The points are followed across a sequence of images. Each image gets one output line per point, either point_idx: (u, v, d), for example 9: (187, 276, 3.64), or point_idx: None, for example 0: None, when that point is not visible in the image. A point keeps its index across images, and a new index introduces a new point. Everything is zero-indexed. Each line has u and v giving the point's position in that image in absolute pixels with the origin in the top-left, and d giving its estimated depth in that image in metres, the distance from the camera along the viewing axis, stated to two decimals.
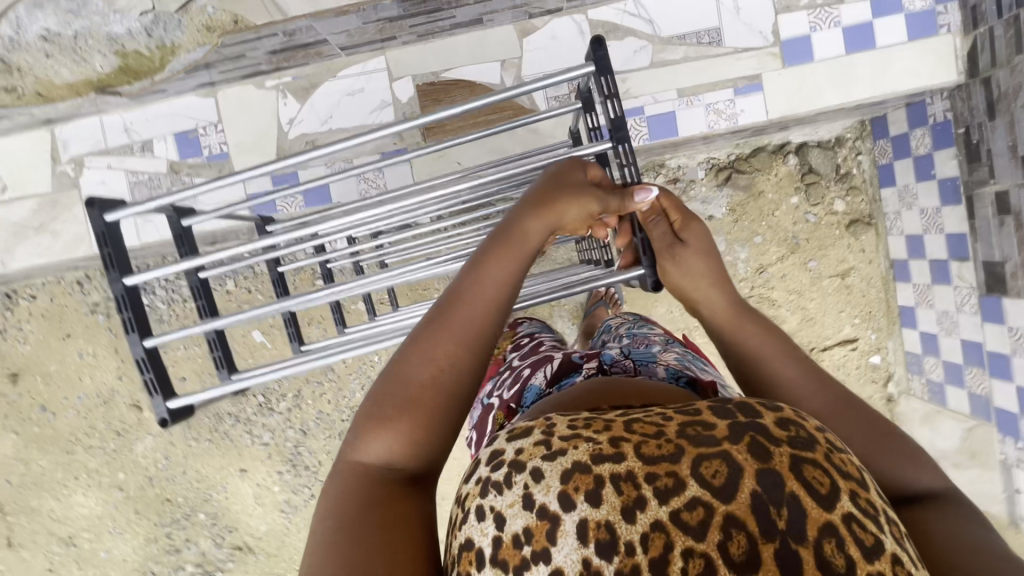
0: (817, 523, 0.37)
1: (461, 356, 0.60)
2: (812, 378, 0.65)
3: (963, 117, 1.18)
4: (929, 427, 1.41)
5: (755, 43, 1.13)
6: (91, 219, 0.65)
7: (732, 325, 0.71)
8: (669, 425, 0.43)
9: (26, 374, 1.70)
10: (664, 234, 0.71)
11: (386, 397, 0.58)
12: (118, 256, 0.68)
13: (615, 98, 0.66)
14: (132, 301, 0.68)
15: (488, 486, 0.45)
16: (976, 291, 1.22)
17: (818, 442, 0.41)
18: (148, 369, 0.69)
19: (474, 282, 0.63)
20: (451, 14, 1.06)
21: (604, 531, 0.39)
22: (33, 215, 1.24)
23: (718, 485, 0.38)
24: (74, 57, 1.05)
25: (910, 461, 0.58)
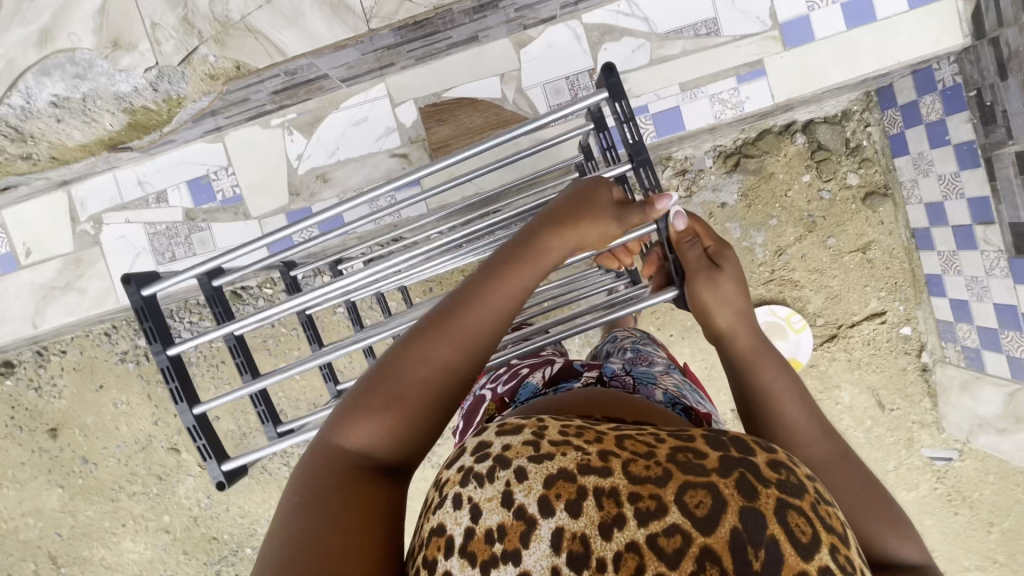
0: (793, 570, 0.37)
1: (458, 362, 0.60)
2: (820, 426, 0.61)
3: (973, 80, 1.16)
4: (969, 395, 1.38)
5: (754, 28, 1.12)
6: (129, 296, 0.66)
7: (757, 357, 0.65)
8: (660, 448, 0.43)
9: (65, 428, 1.73)
10: (699, 258, 0.69)
11: (379, 387, 0.58)
12: (159, 328, 0.69)
13: (632, 121, 0.66)
14: (177, 370, 0.69)
15: (470, 475, 0.46)
16: (1003, 254, 1.20)
17: (807, 490, 0.41)
18: (199, 435, 0.69)
19: (478, 285, 0.62)
20: (447, 35, 1.06)
21: (578, 542, 0.40)
22: (59, 275, 1.26)
23: (701, 516, 0.38)
24: (84, 119, 1.07)
25: (896, 532, 0.56)
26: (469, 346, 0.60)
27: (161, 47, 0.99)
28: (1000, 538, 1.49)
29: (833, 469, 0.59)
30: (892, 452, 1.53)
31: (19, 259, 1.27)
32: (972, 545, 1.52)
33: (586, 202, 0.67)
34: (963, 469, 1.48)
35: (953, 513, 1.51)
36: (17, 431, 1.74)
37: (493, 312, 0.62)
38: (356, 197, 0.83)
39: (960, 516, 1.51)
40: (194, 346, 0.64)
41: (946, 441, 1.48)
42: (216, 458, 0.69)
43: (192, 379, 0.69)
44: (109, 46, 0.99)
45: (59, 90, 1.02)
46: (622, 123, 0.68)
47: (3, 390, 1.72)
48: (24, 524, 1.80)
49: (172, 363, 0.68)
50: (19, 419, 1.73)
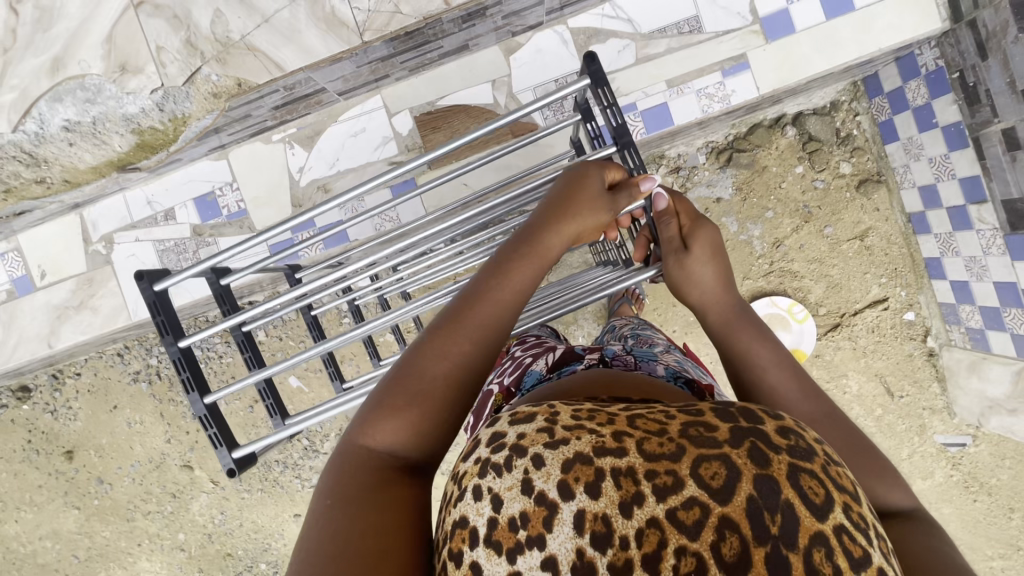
0: (809, 531, 0.38)
1: (474, 358, 0.62)
2: (799, 387, 0.64)
3: (955, 62, 1.18)
4: (978, 376, 1.37)
5: (734, 24, 1.15)
6: (142, 291, 0.68)
7: (731, 329, 0.70)
8: (671, 424, 0.45)
9: (80, 450, 1.76)
10: (673, 236, 0.70)
11: (398, 386, 0.59)
12: (170, 322, 0.71)
13: (615, 107, 0.69)
14: (189, 362, 0.71)
15: (487, 466, 0.47)
16: (1000, 232, 1.20)
17: (817, 452, 0.43)
18: (210, 424, 0.71)
19: (488, 283, 0.65)
20: (438, 45, 1.10)
21: (601, 523, 0.41)
22: (72, 295, 1.30)
23: (717, 487, 0.39)
24: (95, 141, 1.11)
25: (880, 481, 0.57)
26: (482, 342, 0.62)
27: (165, 69, 1.04)
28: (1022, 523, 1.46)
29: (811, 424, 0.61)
30: (906, 440, 1.51)
31: (35, 281, 1.31)
32: (994, 532, 1.49)
33: (585, 190, 0.68)
34: (979, 454, 1.47)
35: (972, 500, 1.49)
36: (34, 455, 1.77)
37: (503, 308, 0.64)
38: (350, 193, 0.85)
39: (979, 503, 1.49)
40: (205, 335, 0.66)
41: (959, 427, 1.47)
42: (227, 447, 0.71)
43: (202, 370, 0.71)
44: (117, 70, 1.04)
45: (70, 115, 1.07)
46: (606, 110, 0.71)
47: (21, 414, 1.76)
48: (42, 548, 1.82)
49: (183, 355, 0.71)
50: (36, 442, 1.76)
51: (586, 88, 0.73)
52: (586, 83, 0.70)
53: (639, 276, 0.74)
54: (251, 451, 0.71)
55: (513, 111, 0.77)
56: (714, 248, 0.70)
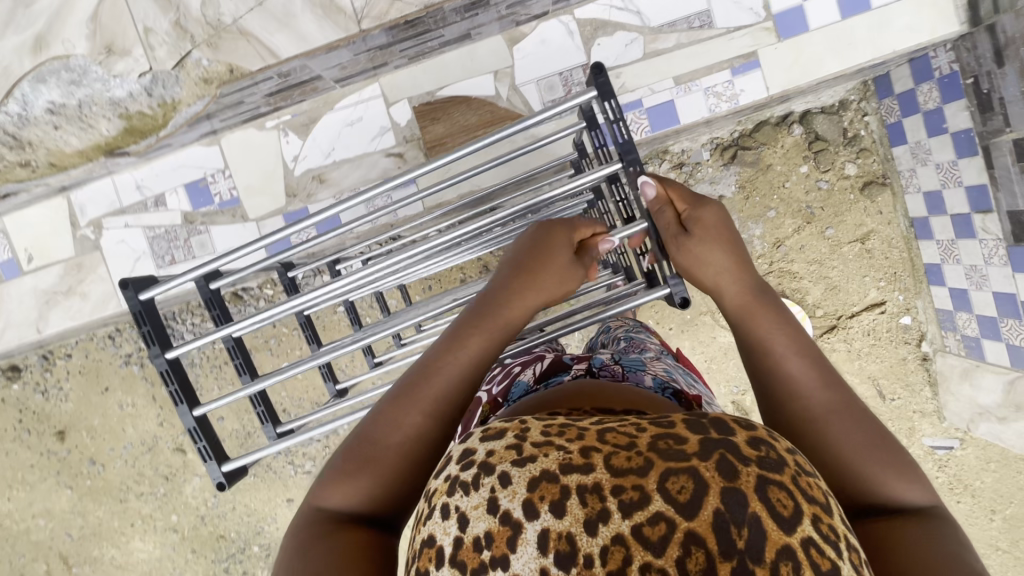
0: (776, 545, 0.37)
1: (429, 428, 0.60)
2: (821, 376, 0.60)
3: (970, 67, 1.16)
4: (970, 383, 1.38)
5: (747, 20, 1.11)
6: (128, 301, 0.66)
7: (750, 311, 0.65)
8: (641, 438, 0.43)
9: (72, 430, 1.75)
10: (670, 223, 0.69)
11: (353, 452, 0.60)
12: (158, 331, 0.69)
13: (621, 122, 0.67)
14: (177, 374, 0.70)
15: (456, 484, 0.45)
16: (1003, 242, 1.19)
17: (787, 464, 0.42)
18: (200, 437, 0.70)
19: (443, 350, 0.63)
20: (439, 34, 1.06)
21: (565, 542, 0.39)
22: (61, 280, 1.27)
23: (684, 501, 0.38)
24: (80, 125, 1.07)
25: (900, 476, 0.55)
26: (438, 414, 0.61)
27: (154, 52, 1.00)
28: (1002, 526, 1.49)
29: (835, 419, 0.57)
30: None
31: (22, 265, 1.28)
32: (974, 533, 1.51)
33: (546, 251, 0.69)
34: (965, 457, 1.48)
35: (956, 501, 1.51)
36: (25, 434, 1.76)
37: (461, 378, 0.62)
38: (350, 200, 0.83)
39: (962, 504, 1.51)
40: (194, 349, 0.64)
41: (947, 430, 1.48)
42: (216, 460, 0.70)
43: (192, 382, 0.70)
44: (103, 51, 1.00)
45: (55, 97, 1.03)
46: (612, 126, 0.69)
47: (12, 393, 1.74)
48: (35, 525, 1.83)
49: (172, 367, 0.69)
50: (27, 422, 1.76)
51: (592, 101, 0.71)
52: (592, 96, 0.68)
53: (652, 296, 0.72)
54: (242, 464, 0.70)
55: (517, 123, 0.76)
56: (718, 227, 0.68)
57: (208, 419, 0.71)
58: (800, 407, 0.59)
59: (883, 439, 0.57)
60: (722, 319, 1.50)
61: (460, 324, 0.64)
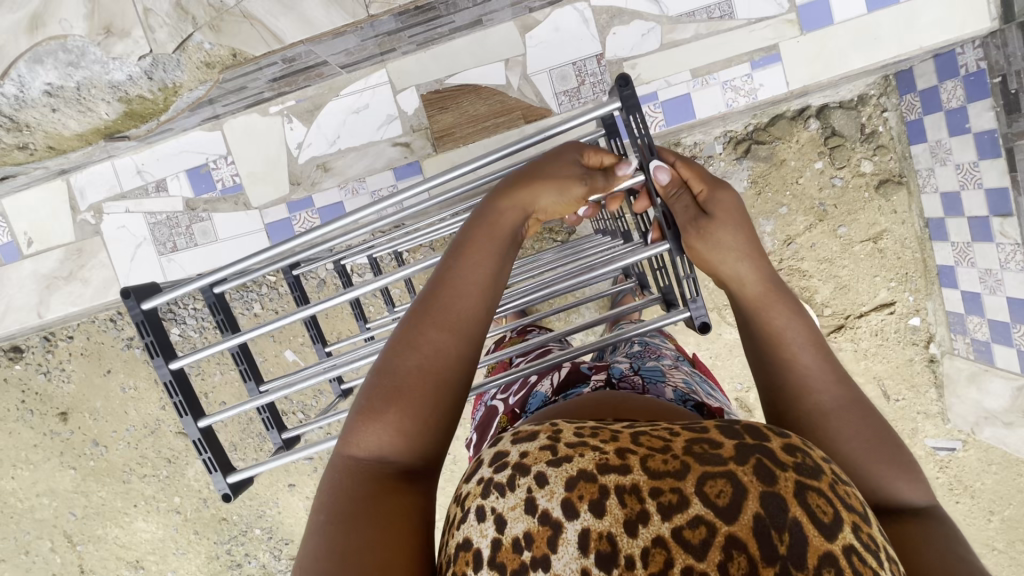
0: (817, 552, 0.35)
1: (448, 348, 0.57)
2: (831, 370, 0.58)
3: (998, 65, 1.13)
4: (977, 386, 1.37)
5: (769, 11, 1.07)
6: (130, 310, 0.65)
7: (767, 302, 0.61)
8: (676, 441, 0.41)
9: (74, 412, 1.76)
10: (687, 208, 0.65)
11: (376, 388, 0.56)
12: (161, 341, 0.68)
13: (647, 137, 0.64)
14: (181, 384, 0.69)
15: (489, 487, 0.43)
16: (1021, 247, 1.17)
17: (824, 471, 0.40)
18: (205, 447, 0.69)
19: (453, 270, 0.60)
20: (450, 20, 1.02)
21: (606, 542, 0.38)
22: (62, 264, 1.26)
23: (723, 505, 0.37)
24: (79, 108, 1.04)
25: (905, 475, 0.54)
26: (455, 329, 0.58)
27: (154, 34, 0.96)
28: (1000, 527, 1.49)
29: (842, 414, 0.56)
30: None
31: (22, 248, 1.26)
32: (972, 533, 1.51)
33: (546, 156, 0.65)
34: (967, 459, 1.48)
35: (955, 502, 1.51)
36: (28, 414, 1.77)
37: (472, 291, 0.59)
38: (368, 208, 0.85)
39: (961, 505, 1.51)
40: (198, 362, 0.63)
41: (951, 432, 1.47)
42: (222, 471, 0.69)
43: (196, 393, 0.69)
44: (101, 32, 0.96)
45: (52, 78, 1.00)
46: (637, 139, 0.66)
47: (14, 373, 1.74)
48: (39, 503, 1.84)
49: (175, 377, 0.68)
50: (30, 403, 1.76)
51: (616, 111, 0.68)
52: (615, 106, 0.65)
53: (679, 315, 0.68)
54: (248, 475, 0.70)
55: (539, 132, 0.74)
56: (736, 213, 0.63)
57: (213, 429, 0.71)
58: (811, 401, 0.57)
59: (886, 437, 0.56)
60: (728, 316, 1.48)
61: (464, 240, 0.61)
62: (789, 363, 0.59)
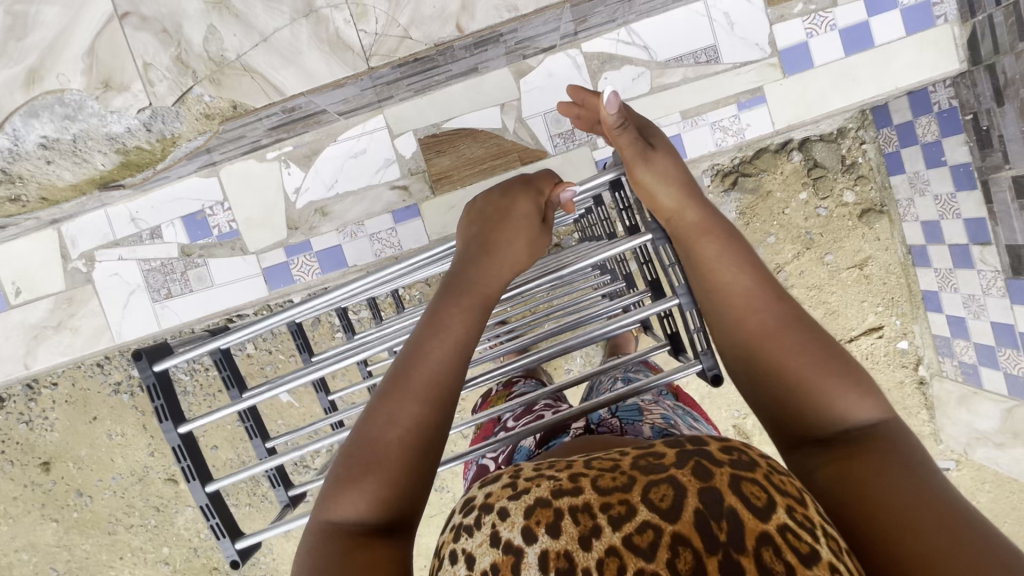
0: (754, 533, 0.36)
1: (426, 417, 0.58)
2: (770, 290, 0.61)
3: (969, 104, 1.19)
4: (968, 408, 1.40)
5: (753, 56, 1.12)
6: (142, 373, 0.64)
7: (703, 233, 0.66)
8: (624, 460, 0.44)
9: (58, 462, 1.70)
10: (633, 141, 0.69)
11: (354, 456, 0.56)
12: (170, 405, 0.67)
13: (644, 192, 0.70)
14: (190, 448, 0.67)
15: (461, 530, 0.44)
16: (1001, 274, 1.20)
17: (760, 464, 0.41)
18: (214, 514, 0.67)
19: (428, 336, 0.62)
20: (447, 68, 1.04)
21: (563, 560, 0.38)
22: (50, 314, 1.23)
23: (666, 507, 0.38)
24: (75, 159, 1.03)
25: (855, 389, 0.53)
26: (429, 397, 0.59)
27: (154, 87, 0.95)
28: None
29: (785, 332, 0.57)
30: None
31: (9, 299, 1.23)
32: None
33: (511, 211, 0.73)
34: (961, 478, 1.50)
35: None
36: (8, 465, 1.70)
37: (442, 356, 0.61)
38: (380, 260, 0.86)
39: None
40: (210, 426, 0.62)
41: (944, 452, 1.50)
42: (231, 537, 0.67)
43: (205, 457, 0.67)
44: (100, 87, 0.95)
45: (48, 132, 0.98)
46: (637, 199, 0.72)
47: None
48: (18, 559, 1.76)
49: (185, 441, 0.67)
50: (11, 453, 1.69)
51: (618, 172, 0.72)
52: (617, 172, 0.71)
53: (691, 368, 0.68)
54: (257, 540, 0.68)
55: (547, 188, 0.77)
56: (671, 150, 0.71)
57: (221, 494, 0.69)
58: (755, 324, 0.59)
59: (836, 350, 0.56)
60: None
61: (441, 304, 0.65)
62: (726, 285, 0.62)
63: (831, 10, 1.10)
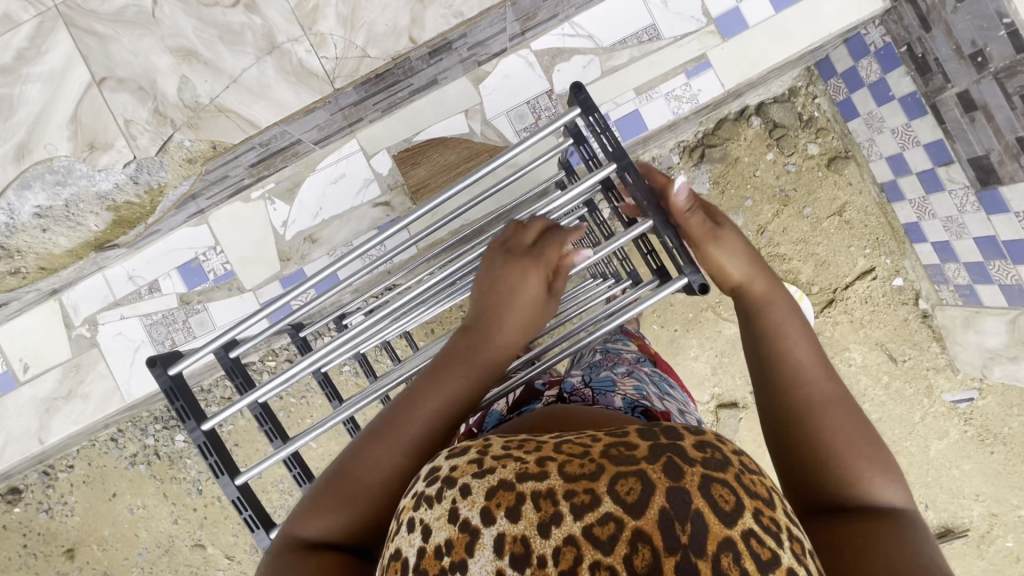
0: (716, 538, 0.37)
1: (408, 466, 0.59)
2: (821, 363, 0.60)
3: (901, 37, 1.23)
4: (975, 330, 1.40)
5: (691, 27, 1.19)
6: (157, 377, 0.67)
7: (768, 301, 0.64)
8: (595, 446, 0.44)
9: (82, 546, 1.67)
10: (703, 222, 0.64)
11: (337, 483, 0.58)
12: (190, 406, 0.69)
13: (609, 132, 0.69)
14: (215, 446, 0.69)
15: (421, 499, 0.46)
16: (971, 189, 1.23)
17: (732, 463, 0.42)
18: (246, 507, 0.68)
19: (423, 392, 0.61)
20: (408, 83, 1.10)
21: (519, 544, 0.39)
22: (60, 384, 1.25)
23: (632, 501, 0.38)
24: (69, 224, 1.10)
25: (884, 472, 0.55)
26: (418, 455, 0.59)
27: (136, 141, 1.01)
28: None
29: (832, 410, 0.57)
30: (916, 403, 1.53)
31: (18, 375, 1.25)
32: (1016, 481, 1.51)
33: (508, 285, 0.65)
34: (987, 406, 1.49)
35: (989, 452, 1.51)
36: (32, 559, 1.67)
37: (434, 420, 0.60)
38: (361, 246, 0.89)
39: (996, 455, 1.51)
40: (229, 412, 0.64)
41: (964, 382, 1.49)
42: (265, 529, 0.67)
43: (230, 451, 0.69)
44: (86, 149, 1.01)
45: (40, 201, 1.04)
46: (600, 136, 0.70)
47: (13, 518, 1.66)
48: None
49: (209, 438, 0.68)
50: (33, 546, 1.66)
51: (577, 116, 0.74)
52: (579, 112, 0.71)
53: (669, 289, 0.69)
54: None
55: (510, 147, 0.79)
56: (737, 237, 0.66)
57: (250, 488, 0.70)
58: (804, 393, 0.58)
59: (870, 434, 0.57)
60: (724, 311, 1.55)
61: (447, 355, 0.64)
62: (783, 355, 0.61)
63: None
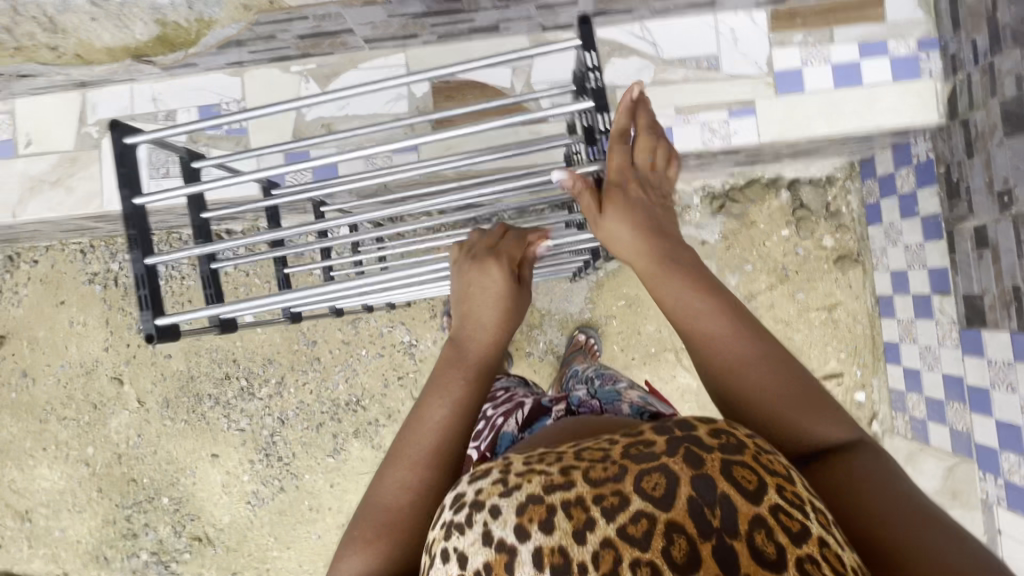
0: (747, 517, 0.37)
1: (423, 481, 0.60)
2: (733, 327, 0.57)
3: (944, 156, 1.22)
4: (913, 466, 1.38)
5: (750, 71, 1.21)
6: (111, 139, 0.79)
7: (660, 274, 0.60)
8: (614, 448, 0.42)
9: (14, 337, 1.70)
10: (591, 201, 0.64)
11: (363, 520, 0.59)
12: (130, 177, 0.82)
13: (598, 69, 0.77)
14: (137, 221, 0.82)
15: (451, 528, 0.43)
16: (956, 325, 1.23)
17: (747, 445, 0.42)
18: (144, 284, 0.82)
19: (425, 403, 0.64)
20: (469, 18, 1.13)
21: (558, 556, 0.38)
22: (52, 169, 1.29)
23: (660, 495, 0.38)
24: (117, 23, 1.07)
25: (819, 416, 0.54)
26: (436, 465, 0.60)
27: None
28: None
29: (748, 372, 0.56)
30: None
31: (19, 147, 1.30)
32: None
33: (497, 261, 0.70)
34: None
35: None
36: None
37: (444, 426, 0.62)
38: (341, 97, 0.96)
39: None
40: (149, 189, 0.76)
41: None
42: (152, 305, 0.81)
43: (147, 230, 0.82)
44: None
45: None
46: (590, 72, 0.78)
47: None
48: None
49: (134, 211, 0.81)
50: None
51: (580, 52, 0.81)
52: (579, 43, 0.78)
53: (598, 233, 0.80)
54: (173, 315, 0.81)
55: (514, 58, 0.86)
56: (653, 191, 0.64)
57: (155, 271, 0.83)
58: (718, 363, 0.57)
59: (796, 376, 0.56)
60: (685, 357, 1.56)
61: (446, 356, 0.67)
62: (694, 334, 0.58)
63: (827, 46, 1.20)
